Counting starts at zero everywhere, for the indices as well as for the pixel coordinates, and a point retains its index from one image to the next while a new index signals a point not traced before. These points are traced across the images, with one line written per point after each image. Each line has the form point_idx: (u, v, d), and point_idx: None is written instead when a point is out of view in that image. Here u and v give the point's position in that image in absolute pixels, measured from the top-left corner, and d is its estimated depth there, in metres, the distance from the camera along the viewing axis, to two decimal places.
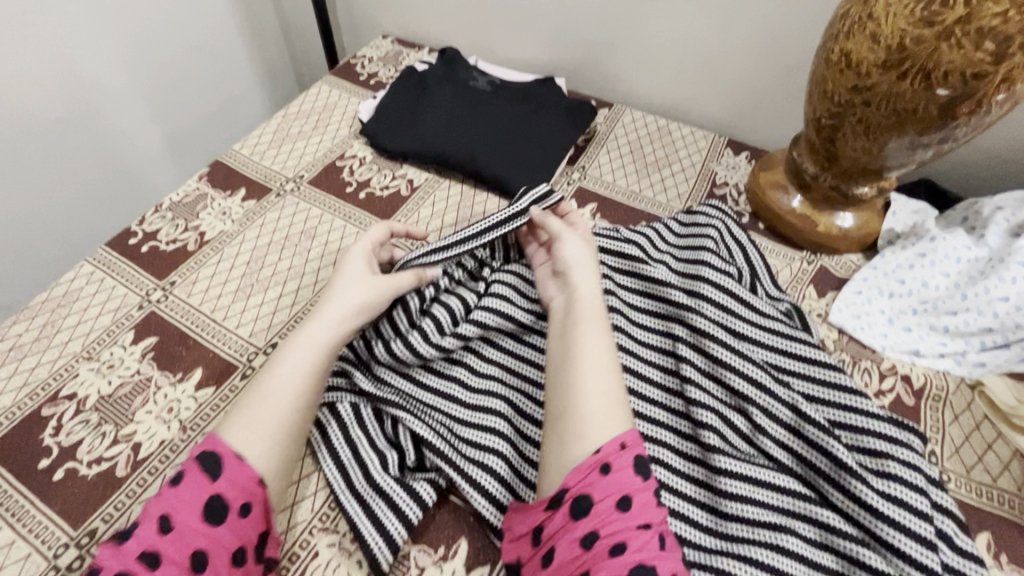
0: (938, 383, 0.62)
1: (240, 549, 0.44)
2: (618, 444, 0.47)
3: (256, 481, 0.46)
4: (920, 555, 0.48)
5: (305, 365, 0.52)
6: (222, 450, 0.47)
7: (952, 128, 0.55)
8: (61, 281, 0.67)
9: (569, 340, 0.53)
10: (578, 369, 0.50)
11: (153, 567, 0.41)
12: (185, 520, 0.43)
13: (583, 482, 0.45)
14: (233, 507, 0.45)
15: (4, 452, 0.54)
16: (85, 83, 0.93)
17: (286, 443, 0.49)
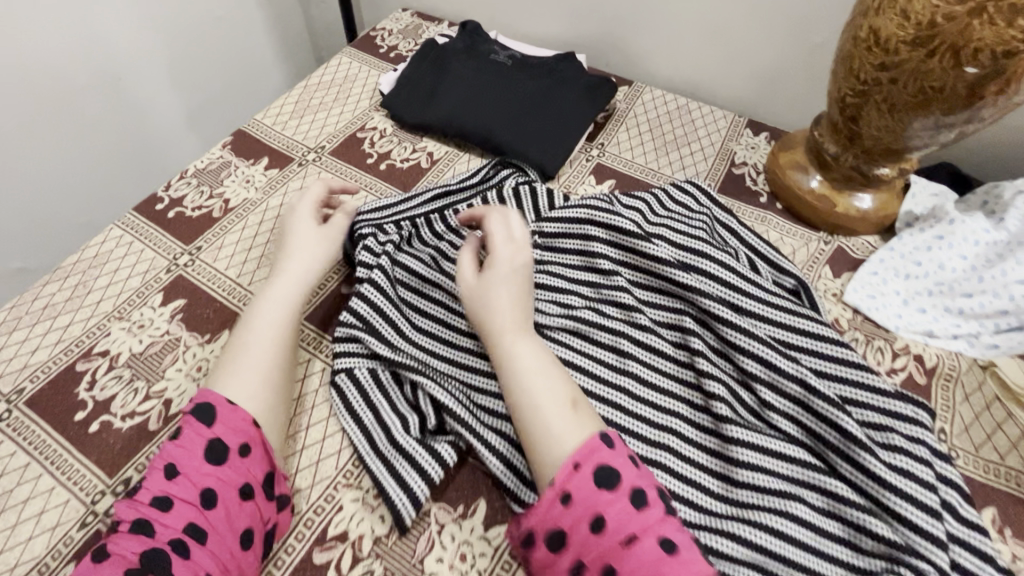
0: (950, 364, 0.63)
1: (247, 485, 0.47)
2: (571, 465, 0.45)
3: (251, 422, 0.49)
4: (925, 523, 0.49)
5: (273, 327, 0.55)
6: (212, 400, 0.49)
7: (978, 108, 0.55)
8: (92, 243, 0.68)
9: (512, 382, 0.51)
10: (532, 416, 0.48)
11: (167, 510, 0.44)
12: (189, 465, 0.46)
13: (550, 517, 0.44)
14: (232, 449, 0.47)
15: (41, 404, 0.56)
16: (112, 52, 0.95)
17: (274, 387, 0.52)
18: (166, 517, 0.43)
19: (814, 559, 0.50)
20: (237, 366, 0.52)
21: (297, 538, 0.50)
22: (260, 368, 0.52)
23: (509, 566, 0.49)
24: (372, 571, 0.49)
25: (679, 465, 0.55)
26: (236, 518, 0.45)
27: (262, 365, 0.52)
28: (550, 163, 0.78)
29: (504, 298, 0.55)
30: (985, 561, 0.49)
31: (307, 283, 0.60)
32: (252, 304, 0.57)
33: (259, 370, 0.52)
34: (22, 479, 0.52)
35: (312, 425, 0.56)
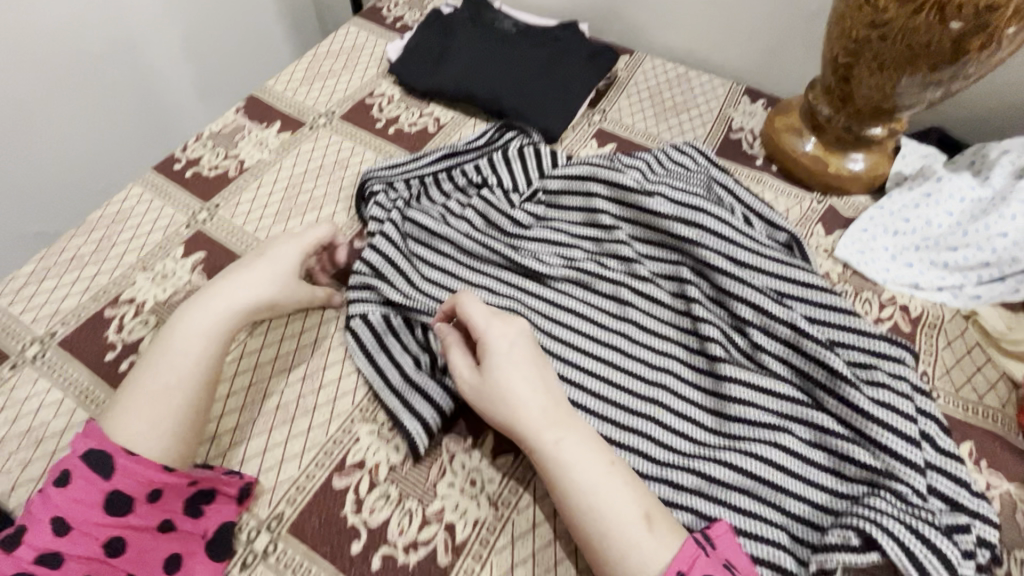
0: (934, 313, 0.66)
1: (164, 521, 0.48)
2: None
3: (158, 469, 0.48)
4: (905, 450, 0.52)
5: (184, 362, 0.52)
6: (107, 448, 0.47)
7: (963, 64, 0.58)
8: (114, 201, 0.71)
9: (562, 485, 0.47)
10: (593, 517, 0.46)
11: (57, 566, 0.43)
12: (84, 519, 0.45)
13: None
14: (135, 498, 0.47)
15: (73, 346, 0.59)
16: (125, 21, 0.98)
17: (171, 423, 0.50)
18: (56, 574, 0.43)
19: (800, 485, 0.53)
20: (134, 405, 0.49)
21: (318, 465, 0.54)
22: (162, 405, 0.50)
23: (516, 491, 0.53)
24: (389, 494, 0.52)
25: (675, 402, 0.58)
26: (153, 552, 0.47)
27: (167, 407, 0.50)
28: (554, 127, 0.81)
29: (524, 394, 0.50)
30: (960, 485, 0.53)
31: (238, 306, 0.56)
32: (167, 333, 0.54)
33: (154, 405, 0.50)
34: (58, 412, 0.55)
35: (328, 366, 0.60)
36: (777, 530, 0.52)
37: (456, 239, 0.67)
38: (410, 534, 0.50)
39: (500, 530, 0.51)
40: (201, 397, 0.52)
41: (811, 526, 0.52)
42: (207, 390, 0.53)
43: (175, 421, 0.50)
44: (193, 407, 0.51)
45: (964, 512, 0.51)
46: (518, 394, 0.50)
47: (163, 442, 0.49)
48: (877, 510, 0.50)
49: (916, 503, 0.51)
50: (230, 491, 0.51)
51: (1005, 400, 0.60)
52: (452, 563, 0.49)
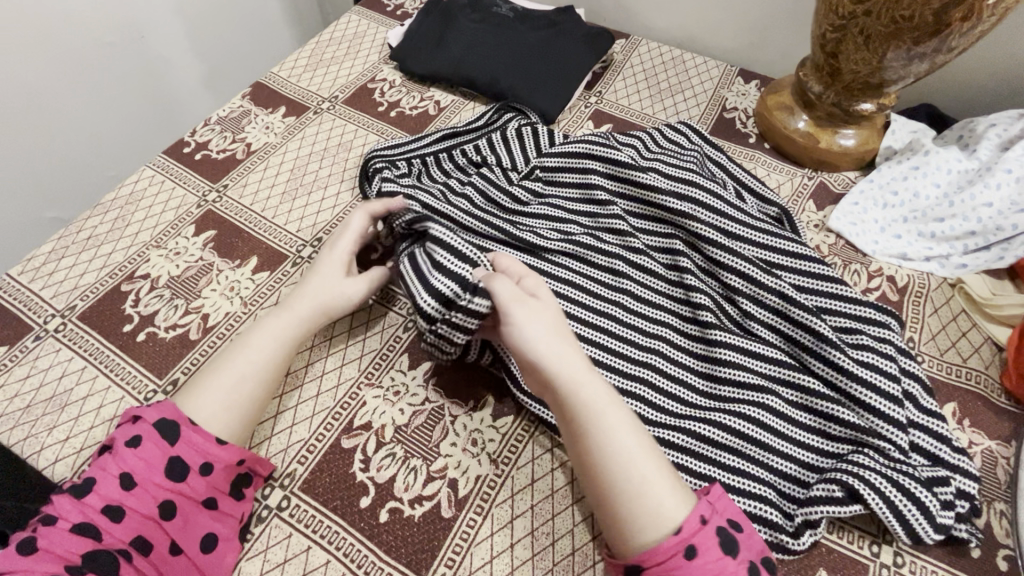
0: (920, 282, 0.68)
1: (210, 497, 0.49)
2: (698, 519, 0.44)
3: (215, 442, 0.50)
4: (886, 408, 0.54)
5: (266, 357, 0.55)
6: (177, 417, 0.50)
7: (945, 36, 0.60)
8: (127, 183, 0.74)
9: (595, 430, 0.47)
10: (623, 462, 0.46)
11: (118, 519, 0.45)
12: (149, 477, 0.47)
13: (665, 564, 0.43)
14: (194, 467, 0.49)
15: (93, 318, 0.62)
16: (132, 11, 1.01)
17: (243, 417, 0.52)
18: (116, 527, 0.45)
19: (787, 445, 0.55)
20: (213, 395, 0.52)
21: (327, 428, 0.56)
22: (235, 396, 0.52)
23: (516, 449, 0.56)
24: (394, 453, 0.55)
25: (667, 366, 0.60)
26: (197, 525, 0.48)
27: (232, 396, 0.52)
28: (551, 109, 0.83)
29: (560, 340, 0.51)
30: (942, 442, 0.55)
31: (325, 305, 0.59)
32: (250, 333, 0.56)
33: (228, 395, 0.52)
34: (80, 380, 0.58)
35: (335, 335, 0.63)
36: (764, 486, 0.53)
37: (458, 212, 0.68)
38: (416, 489, 0.53)
39: (500, 485, 0.54)
40: (266, 393, 0.54)
41: (797, 482, 0.54)
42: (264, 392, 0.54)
43: (244, 414, 0.52)
44: (257, 402, 0.53)
45: (945, 466, 0.53)
46: (552, 343, 0.51)
47: (227, 431, 0.51)
48: (861, 465, 0.52)
49: (898, 458, 0.53)
50: (264, 473, 0.53)
51: (988, 362, 0.62)
52: (456, 516, 0.52)
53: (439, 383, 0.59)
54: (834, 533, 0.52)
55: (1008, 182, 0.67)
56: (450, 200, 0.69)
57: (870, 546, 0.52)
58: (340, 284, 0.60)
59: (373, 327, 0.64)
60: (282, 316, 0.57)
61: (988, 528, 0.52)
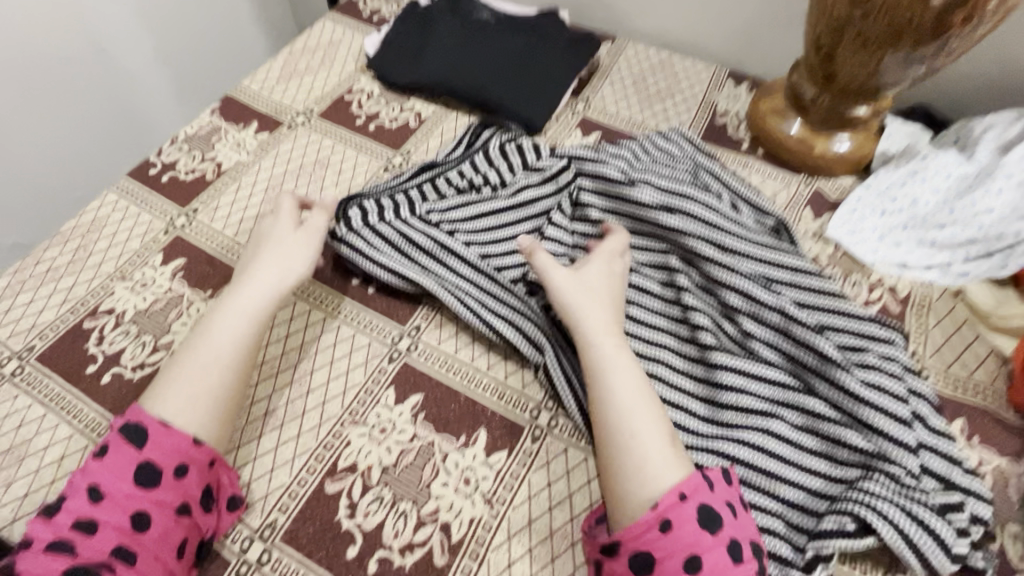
0: (922, 291, 0.66)
1: (183, 503, 0.47)
2: (677, 494, 0.45)
3: (191, 443, 0.48)
4: (897, 431, 0.52)
5: (241, 328, 0.53)
6: (145, 420, 0.48)
7: (946, 39, 0.58)
8: (88, 210, 0.70)
9: (601, 396, 0.51)
10: (619, 431, 0.49)
11: (92, 532, 0.43)
12: (118, 489, 0.45)
13: (643, 538, 0.44)
14: (166, 470, 0.47)
15: (53, 359, 0.58)
16: (92, 21, 0.95)
17: (220, 402, 0.50)
18: (90, 540, 0.43)
19: (792, 471, 0.53)
20: (185, 380, 0.50)
21: (310, 471, 0.53)
22: (210, 379, 0.50)
23: (511, 487, 0.53)
24: (382, 497, 0.52)
25: (668, 392, 0.57)
26: (169, 536, 0.45)
27: (202, 389, 0.50)
28: (537, 119, 0.80)
29: (594, 315, 0.55)
30: (953, 464, 0.53)
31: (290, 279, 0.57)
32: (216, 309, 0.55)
33: (207, 373, 0.51)
34: (40, 430, 0.54)
35: (316, 369, 0.59)
36: (771, 517, 0.51)
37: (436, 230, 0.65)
38: (406, 536, 0.50)
39: (496, 527, 0.51)
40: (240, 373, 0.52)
41: (806, 512, 0.51)
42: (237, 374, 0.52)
43: (223, 398, 0.51)
44: (235, 381, 0.52)
45: (957, 489, 0.51)
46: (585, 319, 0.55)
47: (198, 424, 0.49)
48: (870, 493, 0.50)
49: (909, 483, 0.51)
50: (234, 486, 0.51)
51: (995, 375, 0.60)
52: (449, 563, 0.49)
53: (428, 417, 0.56)
54: (845, 565, 0.50)
55: (1008, 187, 0.66)
56: (426, 224, 0.65)
57: None
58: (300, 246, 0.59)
59: (356, 358, 0.60)
60: (243, 294, 0.55)
61: (1003, 553, 0.50)
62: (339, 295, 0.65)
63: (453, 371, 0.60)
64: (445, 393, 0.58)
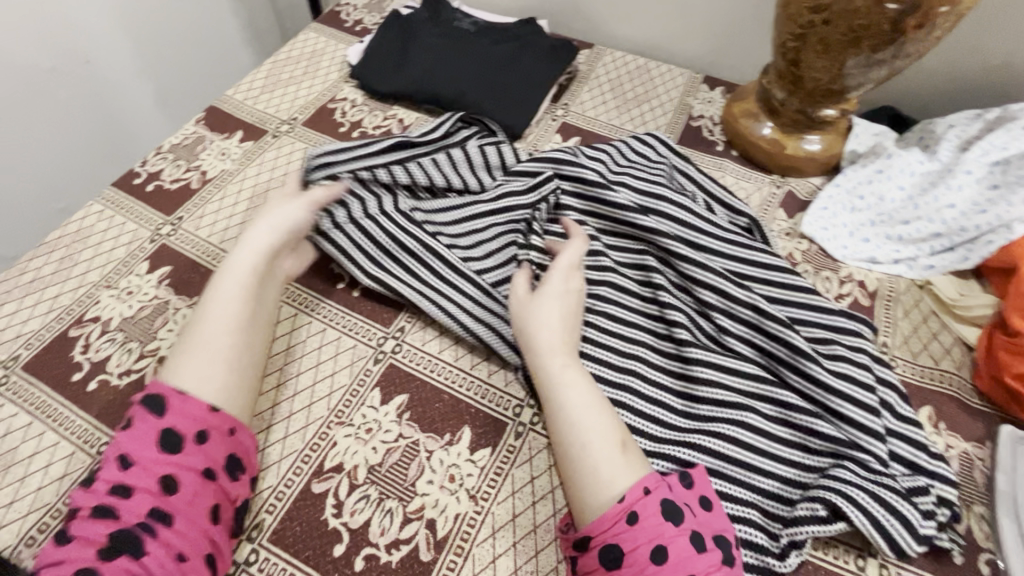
0: (890, 285, 0.69)
1: (208, 468, 0.48)
2: (641, 489, 0.46)
3: (207, 410, 0.49)
4: (865, 419, 0.55)
5: (238, 290, 0.56)
6: (162, 391, 0.49)
7: (902, 43, 0.61)
8: (73, 220, 0.70)
9: (555, 410, 0.51)
10: (576, 442, 0.49)
11: (127, 497, 0.45)
12: (145, 456, 0.46)
13: (611, 531, 0.45)
14: (189, 437, 0.48)
15: (40, 368, 0.58)
16: (75, 32, 0.96)
17: (230, 358, 0.52)
18: (128, 503, 0.44)
19: (767, 461, 0.54)
20: (195, 345, 0.52)
21: (296, 473, 0.54)
22: (217, 340, 0.52)
23: (495, 483, 0.54)
24: (369, 495, 0.52)
25: (645, 387, 0.58)
26: (200, 498, 0.46)
27: (212, 348, 0.52)
28: (518, 124, 0.82)
29: (547, 325, 0.55)
30: (920, 449, 0.55)
31: (272, 245, 0.60)
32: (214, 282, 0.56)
33: (220, 330, 0.53)
34: (26, 437, 0.54)
35: (303, 372, 0.60)
36: (749, 507, 0.52)
37: (414, 229, 0.65)
38: (392, 533, 0.51)
39: (480, 522, 0.52)
40: (245, 335, 0.54)
41: (780, 500, 0.53)
42: (241, 334, 0.54)
43: (233, 355, 0.53)
44: (244, 342, 0.54)
45: (924, 473, 0.54)
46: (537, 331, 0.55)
47: (208, 380, 0.51)
48: (842, 479, 0.52)
49: (879, 469, 0.53)
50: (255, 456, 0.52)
51: (960, 364, 0.63)
52: (436, 558, 0.50)
53: (413, 417, 0.57)
54: (819, 550, 0.52)
55: (968, 182, 0.68)
56: (405, 223, 0.66)
57: (855, 561, 0.51)
58: (293, 215, 0.62)
59: (342, 361, 0.61)
60: (240, 259, 0.57)
61: (969, 533, 0.52)
62: (321, 298, 0.66)
63: (436, 372, 0.61)
64: (429, 393, 0.59)
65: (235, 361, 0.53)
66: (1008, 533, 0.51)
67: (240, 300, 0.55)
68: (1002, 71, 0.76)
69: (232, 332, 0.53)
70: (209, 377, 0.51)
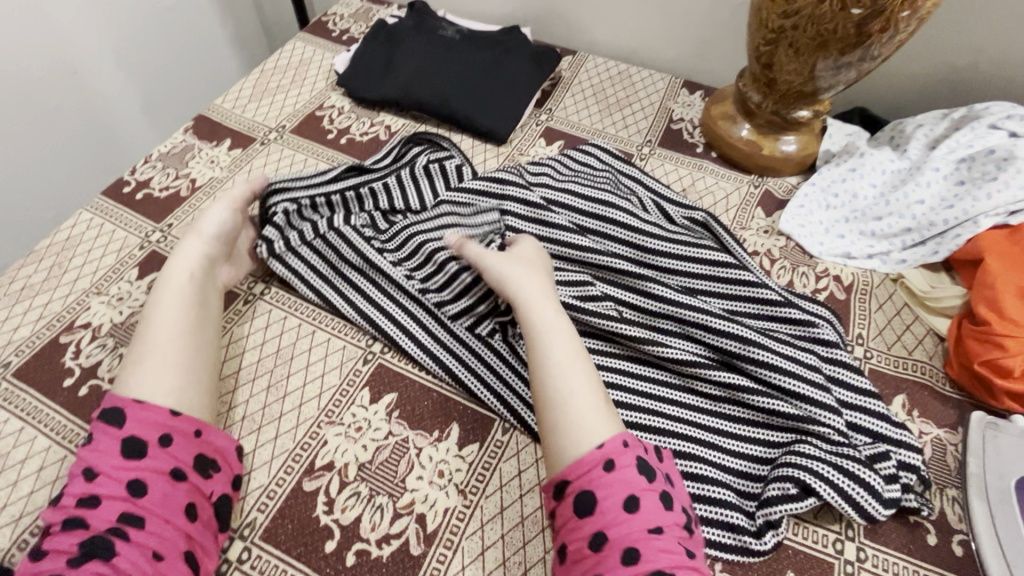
0: (865, 279, 0.71)
1: (176, 469, 0.49)
2: (621, 441, 0.50)
3: (166, 414, 0.50)
4: (813, 393, 0.56)
5: (182, 296, 0.58)
6: (120, 402, 0.50)
7: (868, 46, 0.63)
8: (62, 228, 0.71)
9: (540, 361, 0.55)
10: (560, 391, 0.52)
11: (95, 506, 0.46)
12: (108, 465, 0.47)
13: (587, 478, 0.48)
14: (152, 442, 0.49)
15: (30, 373, 0.59)
16: (62, 44, 0.97)
17: (178, 358, 0.54)
18: (97, 512, 0.45)
19: (735, 442, 0.57)
20: (142, 356, 0.53)
21: (287, 471, 0.55)
22: (167, 343, 0.54)
23: (483, 478, 0.55)
24: (359, 492, 0.53)
25: (629, 380, 0.60)
26: (171, 498, 0.47)
27: (161, 354, 0.53)
28: (503, 129, 0.84)
29: (531, 283, 0.59)
30: (881, 419, 0.57)
31: (207, 248, 0.61)
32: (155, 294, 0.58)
33: (162, 334, 0.55)
34: (17, 442, 0.55)
35: (293, 374, 0.61)
36: (723, 489, 0.55)
37: (365, 246, 0.67)
38: (383, 528, 0.52)
39: (469, 516, 0.53)
40: (192, 339, 0.56)
41: (751, 478, 0.56)
42: (187, 335, 0.56)
43: (182, 357, 0.54)
44: (195, 344, 0.56)
45: (886, 441, 0.56)
46: (523, 289, 0.58)
47: (160, 383, 0.52)
48: (805, 455, 0.54)
49: (839, 441, 0.55)
50: (229, 452, 0.53)
51: (932, 353, 0.65)
52: (425, 552, 0.51)
53: (402, 415, 0.58)
54: (798, 534, 0.53)
55: (936, 179, 0.71)
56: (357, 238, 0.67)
57: (834, 544, 0.52)
58: (216, 219, 0.64)
59: (331, 362, 0.62)
60: (174, 267, 0.59)
61: (943, 516, 0.54)
62: (290, 293, 0.67)
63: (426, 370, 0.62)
64: (417, 391, 0.60)
65: (186, 362, 0.54)
66: (979, 513, 0.53)
67: (182, 310, 0.57)
68: (966, 71, 0.79)
69: (179, 336, 0.55)
70: (155, 379, 0.52)
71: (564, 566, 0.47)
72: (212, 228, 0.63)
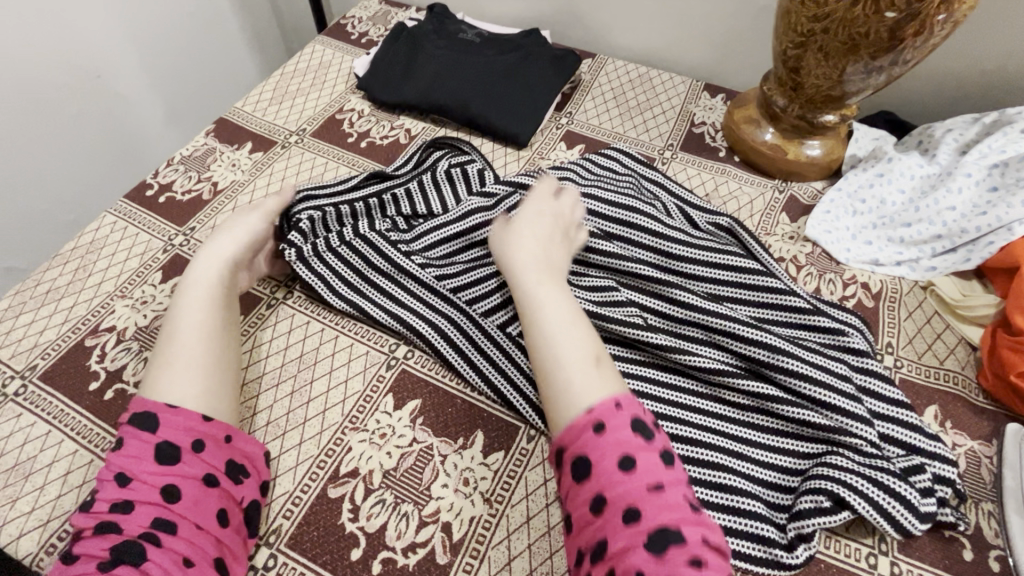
0: (893, 286, 0.70)
1: (209, 474, 0.49)
2: (612, 403, 0.49)
3: (199, 419, 0.50)
4: (843, 403, 0.55)
5: (207, 296, 0.58)
6: (152, 406, 0.50)
7: (900, 50, 0.62)
8: (86, 231, 0.71)
9: (534, 329, 0.54)
10: (553, 357, 0.52)
11: (128, 512, 0.45)
12: (141, 470, 0.47)
13: (580, 443, 0.48)
14: (184, 447, 0.49)
15: (56, 377, 0.59)
16: (85, 48, 0.98)
17: (208, 358, 0.54)
18: (130, 517, 0.45)
19: (763, 452, 0.56)
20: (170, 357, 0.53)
21: (312, 478, 0.54)
22: (195, 343, 0.54)
23: (508, 486, 0.54)
24: (384, 499, 0.53)
25: (656, 389, 0.59)
26: (203, 504, 0.47)
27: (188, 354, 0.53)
28: (523, 133, 0.83)
29: (527, 255, 0.59)
30: (914, 431, 0.56)
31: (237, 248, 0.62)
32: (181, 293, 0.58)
33: (192, 333, 0.55)
34: (44, 446, 0.55)
35: (316, 378, 0.61)
36: (753, 500, 0.54)
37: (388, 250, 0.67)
38: (409, 536, 0.51)
39: (495, 526, 0.52)
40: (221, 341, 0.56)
41: (782, 490, 0.55)
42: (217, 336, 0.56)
43: (211, 358, 0.54)
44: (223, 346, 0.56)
45: (922, 454, 0.55)
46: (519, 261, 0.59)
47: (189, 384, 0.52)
48: (837, 467, 0.53)
49: (871, 452, 0.54)
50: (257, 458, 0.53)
51: (964, 363, 0.63)
52: (452, 561, 0.50)
53: (426, 422, 0.58)
54: (829, 548, 0.52)
55: (968, 185, 0.69)
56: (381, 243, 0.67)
57: (867, 559, 0.51)
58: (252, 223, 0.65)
59: (355, 366, 0.62)
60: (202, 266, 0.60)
61: (979, 530, 0.53)
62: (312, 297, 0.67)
63: (451, 376, 0.62)
64: (441, 398, 0.60)
65: (211, 362, 0.54)
66: (1016, 528, 0.52)
67: (207, 312, 0.57)
68: (997, 74, 0.78)
69: (207, 337, 0.55)
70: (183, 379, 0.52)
71: (571, 536, 0.47)
72: (244, 230, 0.64)
